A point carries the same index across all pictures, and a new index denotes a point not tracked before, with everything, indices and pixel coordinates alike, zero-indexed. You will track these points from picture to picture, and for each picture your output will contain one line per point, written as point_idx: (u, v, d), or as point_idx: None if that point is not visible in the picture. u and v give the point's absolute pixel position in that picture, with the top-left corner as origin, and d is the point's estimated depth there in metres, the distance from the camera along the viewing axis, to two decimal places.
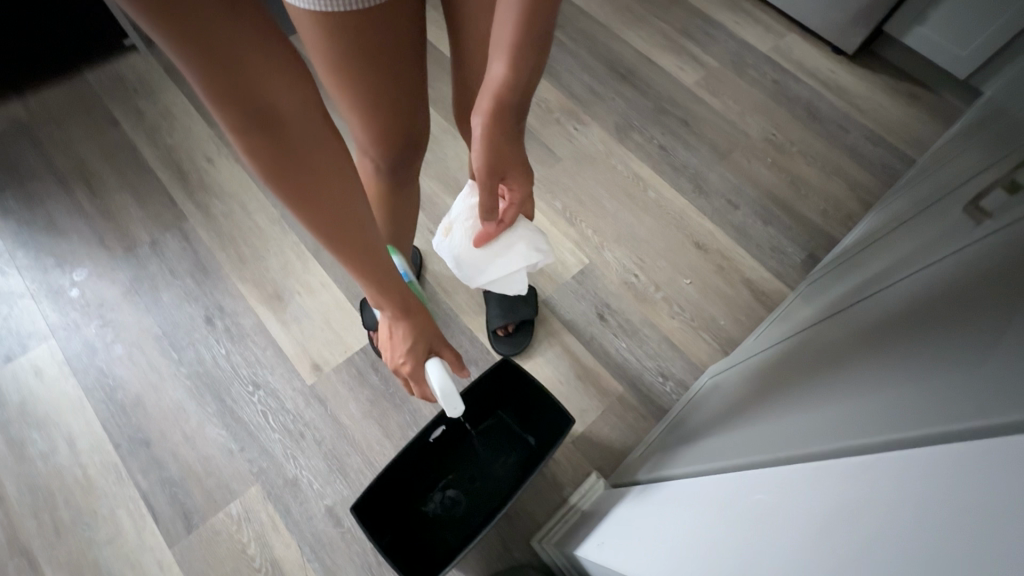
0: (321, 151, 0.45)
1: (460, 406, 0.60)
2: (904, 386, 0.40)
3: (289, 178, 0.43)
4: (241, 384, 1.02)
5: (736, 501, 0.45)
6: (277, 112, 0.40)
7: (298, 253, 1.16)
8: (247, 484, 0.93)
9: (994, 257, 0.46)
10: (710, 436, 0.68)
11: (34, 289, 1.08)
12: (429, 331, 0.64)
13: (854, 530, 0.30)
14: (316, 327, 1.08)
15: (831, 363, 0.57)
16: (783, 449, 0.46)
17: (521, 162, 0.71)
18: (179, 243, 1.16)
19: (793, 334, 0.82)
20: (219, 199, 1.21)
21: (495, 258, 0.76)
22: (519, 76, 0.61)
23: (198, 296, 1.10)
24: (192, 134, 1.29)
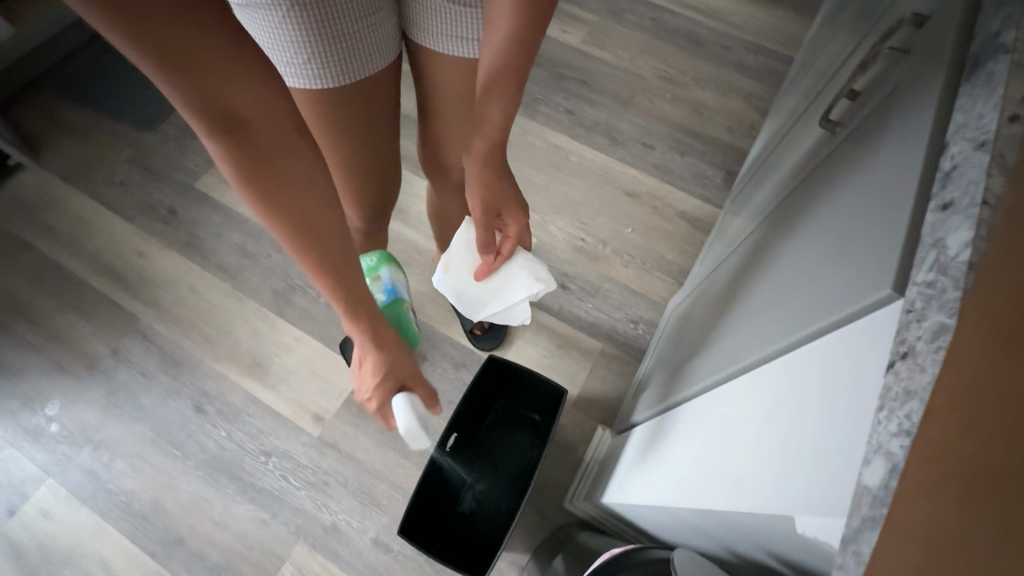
0: (289, 158, 0.51)
1: (426, 443, 0.64)
2: (797, 290, 0.44)
3: (260, 181, 0.50)
4: (253, 457, 1.04)
5: (705, 422, 0.50)
6: (242, 117, 0.46)
7: (262, 316, 1.17)
8: (291, 545, 0.97)
9: (841, 155, 0.52)
10: (685, 365, 0.72)
11: (11, 437, 1.06)
12: (401, 367, 0.66)
13: (780, 427, 0.35)
14: (305, 380, 1.11)
15: (765, 257, 0.61)
16: (726, 365, 0.50)
17: (518, 199, 0.75)
18: (141, 344, 1.15)
19: (736, 249, 0.86)
20: (165, 289, 1.20)
21: (496, 290, 0.81)
22: (510, 113, 0.67)
23: (179, 389, 1.11)
24: (113, 234, 1.26)
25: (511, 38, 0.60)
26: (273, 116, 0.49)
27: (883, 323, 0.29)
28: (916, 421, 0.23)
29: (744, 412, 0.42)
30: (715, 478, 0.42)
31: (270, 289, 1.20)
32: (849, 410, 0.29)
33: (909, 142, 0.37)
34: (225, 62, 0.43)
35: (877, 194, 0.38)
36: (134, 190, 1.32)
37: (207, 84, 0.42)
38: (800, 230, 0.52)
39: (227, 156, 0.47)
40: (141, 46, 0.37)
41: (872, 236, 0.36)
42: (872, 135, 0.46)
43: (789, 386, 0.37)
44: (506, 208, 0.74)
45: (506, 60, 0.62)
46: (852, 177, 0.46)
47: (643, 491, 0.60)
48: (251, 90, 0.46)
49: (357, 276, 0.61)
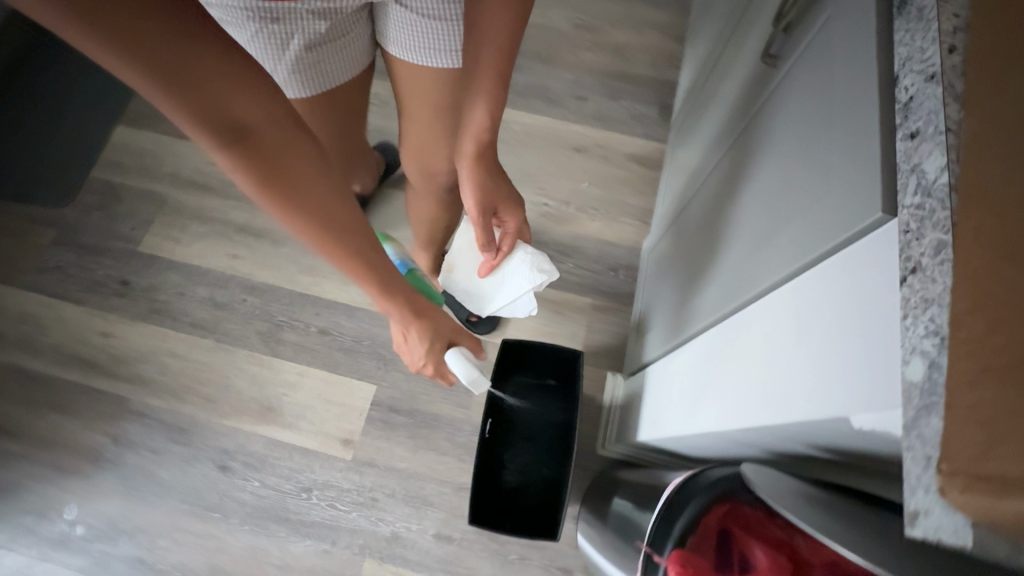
0: (293, 156, 0.53)
1: (482, 386, 0.77)
2: (787, 221, 0.50)
3: (272, 184, 0.52)
4: (294, 497, 1.06)
5: (728, 352, 0.56)
6: (244, 124, 0.47)
7: (258, 361, 1.16)
8: (359, 564, 1.02)
9: (787, 91, 0.57)
10: (684, 302, 0.79)
11: (37, 552, 1.02)
12: (444, 328, 0.79)
13: (807, 347, 0.41)
14: (321, 411, 1.12)
15: (739, 186, 0.67)
16: (738, 298, 0.57)
17: (512, 196, 0.79)
18: (140, 423, 1.11)
19: (696, 184, 0.93)
20: (145, 362, 1.16)
21: (499, 285, 0.84)
22: (495, 117, 0.71)
23: (197, 455, 1.09)
24: (68, 321, 1.19)
25: (490, 50, 0.64)
26: (270, 118, 0.50)
27: (883, 246, 0.35)
28: (943, 322, 0.28)
29: (767, 337, 0.48)
30: (751, 400, 0.49)
31: (256, 334, 1.18)
32: (880, 288, 0.34)
33: (862, 75, 0.42)
34: (218, 69, 0.43)
35: (841, 127, 0.44)
36: (76, 271, 1.24)
37: (205, 95, 0.43)
38: (770, 157, 0.58)
39: (236, 166, 0.49)
40: (138, 67, 0.39)
41: (853, 156, 0.41)
42: (816, 71, 0.52)
43: (808, 310, 0.42)
44: (501, 206, 0.78)
45: (487, 67, 0.66)
46: (808, 113, 0.52)
47: (680, 425, 0.67)
48: (246, 95, 0.47)
49: (387, 266, 0.68)
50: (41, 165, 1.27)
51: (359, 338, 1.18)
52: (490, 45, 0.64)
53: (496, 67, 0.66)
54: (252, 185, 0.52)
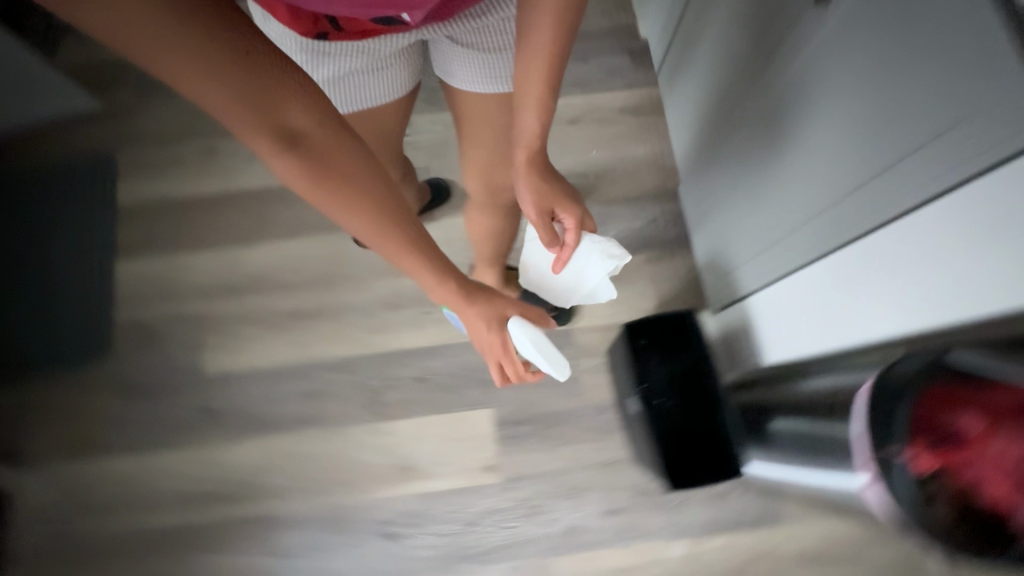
0: (343, 155, 0.62)
1: (554, 358, 0.78)
2: (895, 159, 0.61)
3: (333, 183, 0.62)
4: (464, 534, 1.12)
5: (867, 272, 0.67)
6: (297, 131, 0.58)
7: (372, 429, 1.18)
8: (549, 564, 1.10)
9: (840, 49, 0.67)
10: (771, 239, 0.90)
11: None
12: (504, 308, 0.79)
13: (981, 252, 0.52)
14: (453, 449, 1.17)
15: (808, 134, 0.77)
16: (860, 229, 0.68)
17: (567, 195, 0.86)
18: (289, 529, 1.13)
19: (726, 130, 1.02)
20: (265, 473, 1.17)
21: (575, 277, 0.88)
22: (545, 122, 0.81)
23: (358, 535, 1.12)
24: (171, 465, 1.18)
25: (542, 65, 0.75)
26: (320, 125, 0.60)
27: None
28: None
29: (918, 253, 0.59)
30: (921, 304, 0.60)
31: (358, 406, 1.20)
32: (1011, 190, 0.48)
33: (948, 32, 0.52)
34: (271, 82, 0.55)
35: (934, 77, 0.54)
36: (155, 418, 1.22)
37: (264, 102, 0.55)
38: (842, 103, 0.68)
39: (298, 172, 0.60)
40: (205, 82, 0.51)
41: (943, 90, 0.54)
42: (875, 29, 0.61)
43: (964, 224, 0.53)
44: (557, 204, 0.85)
45: (539, 77, 0.76)
46: (881, 66, 0.61)
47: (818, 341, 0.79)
48: (299, 107, 0.58)
49: (440, 254, 0.74)
50: (79, 329, 1.26)
51: (457, 373, 1.21)
52: (540, 54, 0.74)
53: (545, 77, 0.76)
54: (317, 191, 0.62)
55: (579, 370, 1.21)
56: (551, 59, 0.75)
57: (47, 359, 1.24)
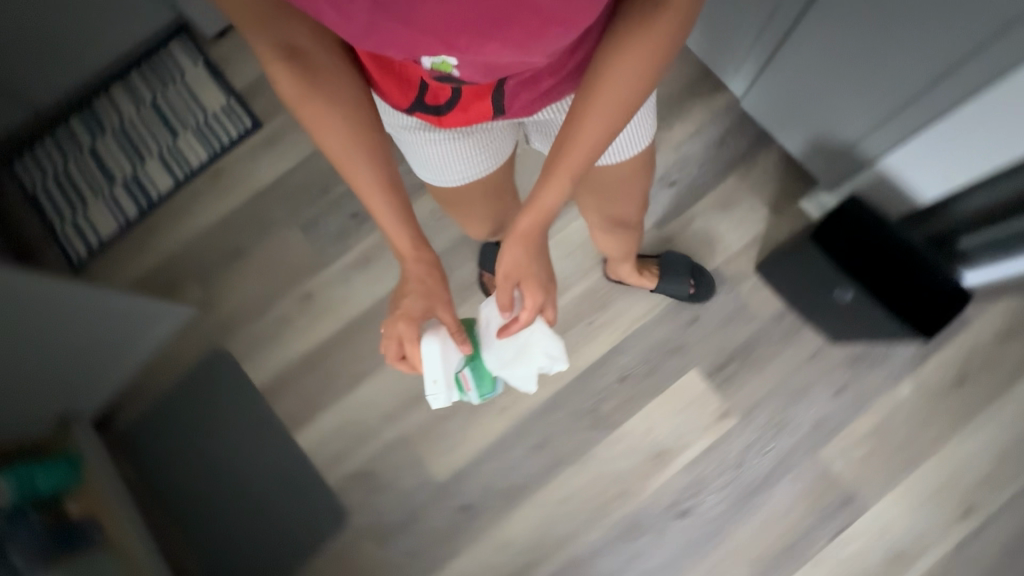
0: (331, 75, 0.79)
1: (434, 377, 0.83)
2: (997, 35, 0.78)
3: (307, 82, 0.77)
4: (739, 475, 1.23)
5: (999, 112, 0.86)
6: (297, 49, 0.76)
7: (611, 441, 1.27)
8: (818, 456, 1.22)
9: None
10: (863, 129, 1.06)
11: None
12: (423, 298, 0.88)
13: None
14: (685, 417, 1.27)
15: (881, 42, 0.92)
16: (976, 91, 0.86)
17: (535, 275, 0.86)
18: (601, 559, 1.21)
19: (768, 60, 1.16)
20: (549, 527, 1.24)
21: (508, 346, 0.84)
22: (561, 189, 0.82)
23: (658, 528, 1.22)
24: (467, 571, 1.24)
25: (595, 132, 0.77)
26: (319, 53, 0.77)
27: None
28: None
29: None
30: None
31: (586, 430, 1.28)
32: None
33: None
34: (297, 23, 0.74)
35: None
36: (423, 542, 1.26)
37: (273, 22, 0.72)
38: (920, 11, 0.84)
39: (282, 76, 0.76)
40: (257, 27, 0.72)
41: None
42: None
43: None
44: (522, 280, 0.85)
45: (586, 140, 0.78)
46: None
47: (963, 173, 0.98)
48: (308, 38, 0.76)
49: (382, 174, 0.85)
50: (311, 506, 1.27)
51: (647, 356, 1.31)
52: (593, 128, 0.77)
53: (586, 144, 0.78)
54: (298, 89, 0.77)
55: (741, 296, 1.32)
56: (601, 125, 0.76)
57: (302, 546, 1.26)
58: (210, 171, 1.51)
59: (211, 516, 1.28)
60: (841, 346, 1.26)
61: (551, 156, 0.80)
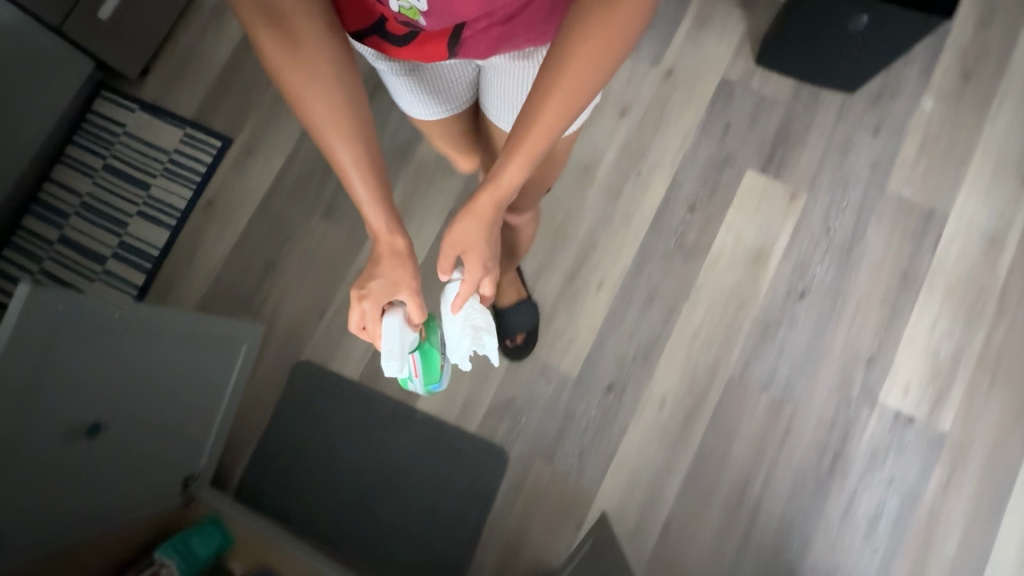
0: (320, 49, 0.66)
1: (392, 359, 0.73)
2: None
3: (288, 48, 0.65)
4: (832, 238, 1.29)
5: None
6: (280, 11, 0.63)
7: (711, 262, 1.29)
8: (887, 191, 1.30)
9: None
10: None
11: (861, 444, 1.18)
12: (397, 271, 0.76)
13: None
14: (763, 213, 1.31)
15: None
16: None
17: (486, 252, 0.79)
18: (755, 365, 1.24)
19: None
20: (697, 362, 1.25)
21: (460, 315, 0.82)
22: (522, 171, 0.72)
23: (790, 315, 1.25)
24: (644, 436, 1.22)
25: (553, 106, 0.66)
26: (308, 19, 0.64)
27: None
28: None
29: None
30: None
31: (684, 265, 1.30)
32: None
33: None
34: None
35: None
36: (588, 436, 1.23)
37: None
38: None
39: (264, 43, 0.64)
40: None
41: None
42: None
43: None
44: (468, 253, 0.78)
45: (542, 123, 0.67)
46: None
47: None
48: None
49: (370, 146, 0.74)
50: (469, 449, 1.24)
51: (703, 178, 1.33)
52: (557, 103, 0.66)
53: (543, 131, 0.68)
54: (275, 53, 0.65)
55: (758, 90, 1.37)
56: (563, 104, 0.66)
57: (480, 488, 1.22)
58: (202, 202, 1.41)
59: (378, 509, 1.21)
60: (859, 93, 1.35)
61: (514, 125, 0.70)
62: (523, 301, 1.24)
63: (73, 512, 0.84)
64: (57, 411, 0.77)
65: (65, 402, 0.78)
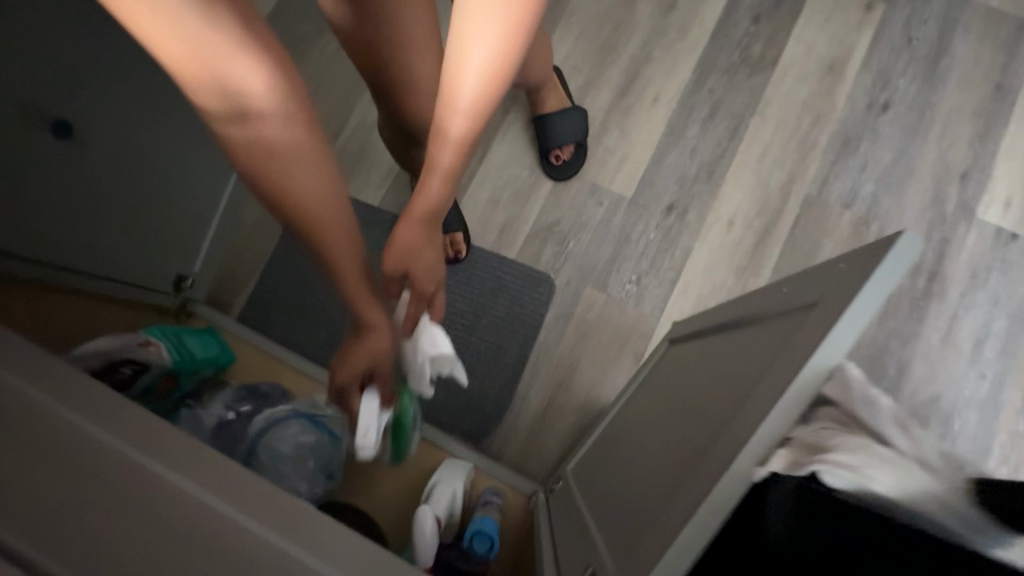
0: (297, 150, 0.45)
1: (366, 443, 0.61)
2: None
3: (244, 139, 0.43)
4: (914, 49, 1.15)
5: None
6: (242, 97, 0.40)
7: (779, 76, 1.14)
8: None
9: None
10: None
11: (958, 263, 1.04)
12: (376, 354, 0.62)
13: None
14: (836, 24, 1.16)
15: None
16: None
17: (430, 261, 0.67)
18: (835, 181, 1.09)
19: None
20: (768, 180, 1.09)
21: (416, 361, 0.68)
22: (460, 152, 0.60)
23: (869, 129, 1.11)
24: (711, 260, 1.06)
25: (478, 84, 0.52)
26: (288, 122, 0.43)
27: None
28: None
29: None
30: None
31: (749, 79, 1.15)
32: None
33: None
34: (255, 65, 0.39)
35: None
36: (647, 261, 1.07)
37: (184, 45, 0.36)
38: None
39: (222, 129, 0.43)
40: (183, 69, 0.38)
41: None
42: None
43: None
44: (416, 267, 0.67)
45: (472, 102, 0.54)
46: None
47: None
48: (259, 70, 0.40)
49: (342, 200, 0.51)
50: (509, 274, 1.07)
51: None
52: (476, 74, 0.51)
53: (473, 103, 0.54)
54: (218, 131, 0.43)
55: None
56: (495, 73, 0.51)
57: (524, 315, 1.05)
58: None
59: None
60: None
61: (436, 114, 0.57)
62: (569, 110, 1.09)
63: (21, 239, 0.63)
64: (9, 73, 0.60)
65: (18, 71, 0.61)
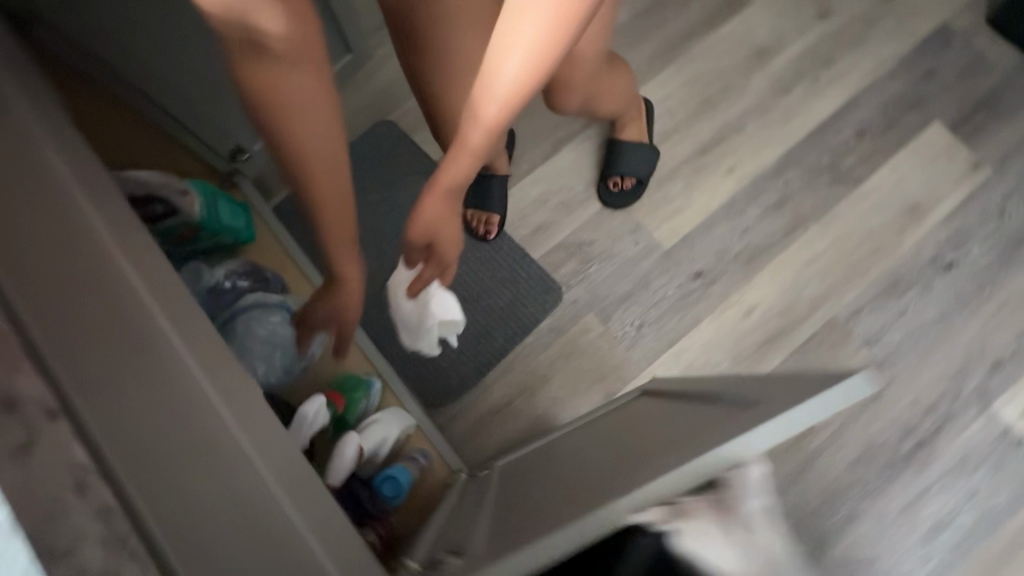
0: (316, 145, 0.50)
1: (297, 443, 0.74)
2: None
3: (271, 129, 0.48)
4: (1001, 225, 1.11)
5: None
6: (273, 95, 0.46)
7: (857, 196, 1.13)
8: None
9: None
10: None
11: (951, 444, 1.01)
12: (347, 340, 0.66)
13: None
14: (936, 170, 1.14)
15: None
16: None
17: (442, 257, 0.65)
18: (866, 316, 1.07)
19: None
20: (802, 287, 1.08)
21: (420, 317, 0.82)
22: (488, 149, 0.56)
23: (923, 281, 1.08)
24: (714, 337, 1.06)
25: (511, 82, 0.49)
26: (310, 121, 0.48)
27: None
28: None
29: None
30: None
31: (827, 187, 1.13)
32: None
33: None
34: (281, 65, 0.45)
35: None
36: (655, 313, 1.08)
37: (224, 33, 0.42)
38: None
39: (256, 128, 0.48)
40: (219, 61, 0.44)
41: None
42: None
43: None
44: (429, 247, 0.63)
45: (501, 98, 0.51)
46: None
47: None
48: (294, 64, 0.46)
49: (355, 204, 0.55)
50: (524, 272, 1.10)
51: (884, 110, 1.17)
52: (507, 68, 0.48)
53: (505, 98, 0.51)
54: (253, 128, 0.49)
55: (976, 48, 1.20)
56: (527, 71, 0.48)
57: (520, 315, 1.08)
58: None
59: None
60: None
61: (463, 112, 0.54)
62: (645, 144, 1.12)
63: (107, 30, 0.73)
64: None
65: None
